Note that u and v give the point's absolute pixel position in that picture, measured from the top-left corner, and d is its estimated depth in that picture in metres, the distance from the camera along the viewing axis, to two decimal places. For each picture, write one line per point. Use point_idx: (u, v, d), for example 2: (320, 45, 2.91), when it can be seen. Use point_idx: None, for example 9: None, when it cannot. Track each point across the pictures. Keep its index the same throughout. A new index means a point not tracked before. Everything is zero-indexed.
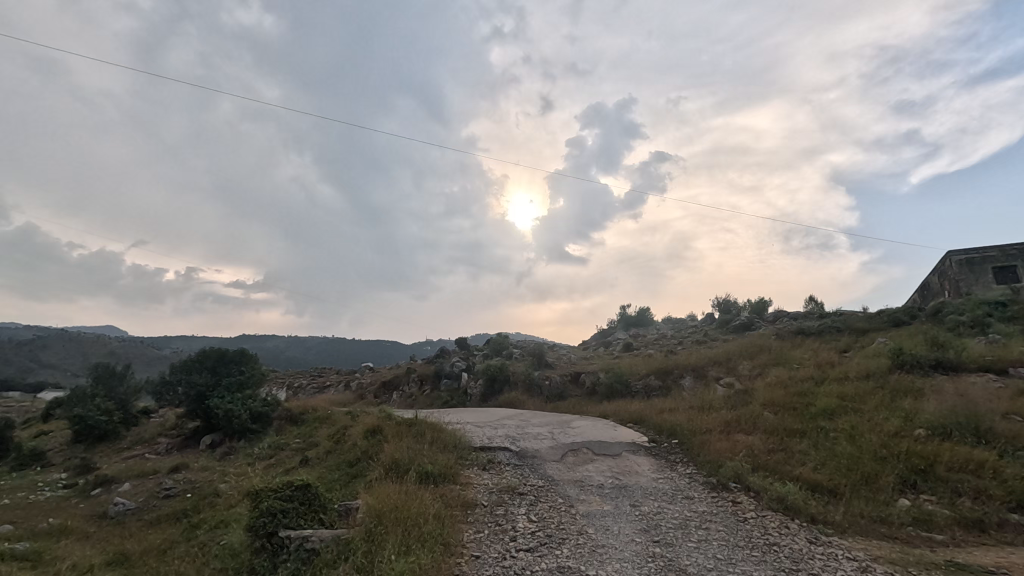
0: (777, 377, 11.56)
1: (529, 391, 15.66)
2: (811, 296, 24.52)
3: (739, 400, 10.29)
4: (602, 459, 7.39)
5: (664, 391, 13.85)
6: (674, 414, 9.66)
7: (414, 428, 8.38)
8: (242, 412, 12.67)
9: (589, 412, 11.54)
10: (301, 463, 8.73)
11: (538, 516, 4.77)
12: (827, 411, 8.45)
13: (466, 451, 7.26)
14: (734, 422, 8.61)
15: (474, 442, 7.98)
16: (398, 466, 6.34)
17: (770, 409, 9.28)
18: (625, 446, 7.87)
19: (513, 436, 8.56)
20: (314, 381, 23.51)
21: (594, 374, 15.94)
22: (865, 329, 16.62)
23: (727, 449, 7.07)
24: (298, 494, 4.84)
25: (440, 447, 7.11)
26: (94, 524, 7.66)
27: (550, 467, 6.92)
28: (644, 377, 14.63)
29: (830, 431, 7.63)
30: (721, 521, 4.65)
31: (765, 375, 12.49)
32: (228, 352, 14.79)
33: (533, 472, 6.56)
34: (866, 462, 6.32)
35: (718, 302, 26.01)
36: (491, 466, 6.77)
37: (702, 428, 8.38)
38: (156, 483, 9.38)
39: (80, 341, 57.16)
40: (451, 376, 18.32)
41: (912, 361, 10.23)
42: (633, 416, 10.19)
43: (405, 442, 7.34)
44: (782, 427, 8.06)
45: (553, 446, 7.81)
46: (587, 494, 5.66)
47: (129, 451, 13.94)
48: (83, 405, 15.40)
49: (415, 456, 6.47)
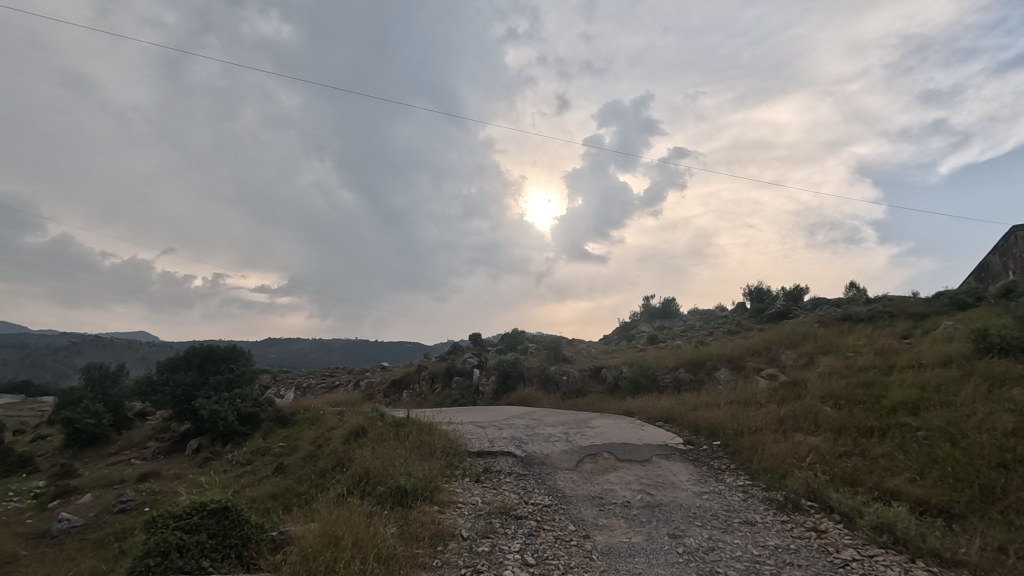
0: (831, 366, 9.90)
1: (544, 387, 14.22)
2: (853, 282, 22.46)
3: (789, 394, 8.69)
4: (628, 467, 5.93)
5: (696, 384, 12.29)
6: (713, 410, 8.13)
7: (400, 430, 7.05)
8: (229, 413, 11.58)
9: (612, 409, 10.06)
10: (275, 473, 7.50)
11: (537, 557, 3.35)
12: (907, 405, 6.84)
13: (457, 459, 5.86)
14: (787, 419, 7.07)
15: (470, 447, 6.58)
16: (367, 481, 5.01)
17: (830, 403, 7.68)
18: (655, 451, 6.40)
19: (519, 439, 7.16)
20: (322, 381, 22.46)
21: (616, 369, 14.44)
22: (924, 313, 14.69)
23: (788, 452, 5.53)
24: (207, 522, 3.55)
25: (425, 453, 5.75)
26: (29, 546, 6.60)
27: (562, 478, 5.47)
28: (673, 370, 13.08)
29: (918, 430, 6.02)
30: (809, 569, 3.17)
31: (814, 365, 10.82)
32: (217, 348, 13.71)
33: (539, 485, 5.13)
34: (985, 471, 4.73)
35: (750, 290, 24.10)
36: (486, 477, 5.39)
37: (749, 426, 6.85)
38: (117, 494, 8.31)
39: (107, 342, 58.20)
40: (462, 373, 16.99)
41: (1001, 344, 8.49)
42: (663, 413, 8.66)
43: (383, 447, 6.01)
44: (853, 424, 6.46)
45: (566, 451, 6.38)
46: (608, 517, 4.22)
47: (114, 457, 12.99)
48: (71, 409, 14.59)
49: (389, 466, 5.13)
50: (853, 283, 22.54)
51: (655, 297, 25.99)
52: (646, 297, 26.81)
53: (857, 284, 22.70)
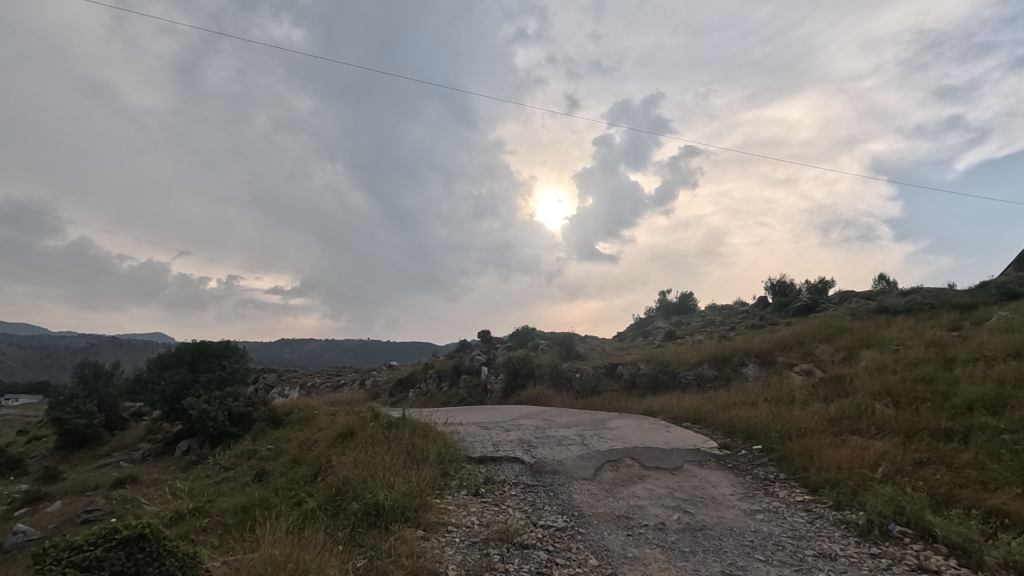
0: (877, 360, 8.86)
1: (556, 385, 13.30)
2: (883, 273, 21.21)
3: (834, 391, 7.67)
4: (656, 476, 4.99)
5: (721, 381, 11.30)
6: (747, 410, 7.14)
7: (392, 431, 6.20)
8: (219, 413, 10.82)
9: (630, 408, 9.13)
10: (254, 481, 6.68)
11: None
12: (984, 403, 5.81)
13: (454, 468, 4.97)
14: (839, 420, 6.07)
15: (471, 451, 5.69)
16: (342, 499, 4.15)
17: (887, 401, 6.66)
18: (686, 458, 5.46)
19: (528, 442, 6.25)
20: (327, 380, 21.76)
21: (633, 366, 13.47)
22: (970, 304, 13.48)
23: (852, 459, 4.55)
24: (113, 556, 2.70)
25: (415, 459, 4.86)
26: None
27: (578, 491, 4.54)
28: (696, 367, 12.07)
29: (1005, 433, 5.01)
30: None
31: (855, 360, 9.75)
32: (208, 344, 13.02)
33: (550, 500, 4.22)
34: None
35: (772, 284, 22.89)
36: (487, 490, 4.48)
37: (795, 428, 5.86)
38: (88, 501, 7.59)
39: (120, 342, 58.49)
40: (470, 372, 16.11)
41: None
42: (689, 414, 7.69)
43: (367, 452, 5.13)
44: (922, 426, 5.45)
45: (582, 458, 5.45)
46: (639, 546, 3.33)
47: (103, 459, 12.34)
48: (62, 409, 14.01)
49: (369, 476, 4.27)
50: (882, 275, 21.29)
51: (671, 291, 24.84)
52: (662, 291, 25.68)
53: (887, 276, 21.43)
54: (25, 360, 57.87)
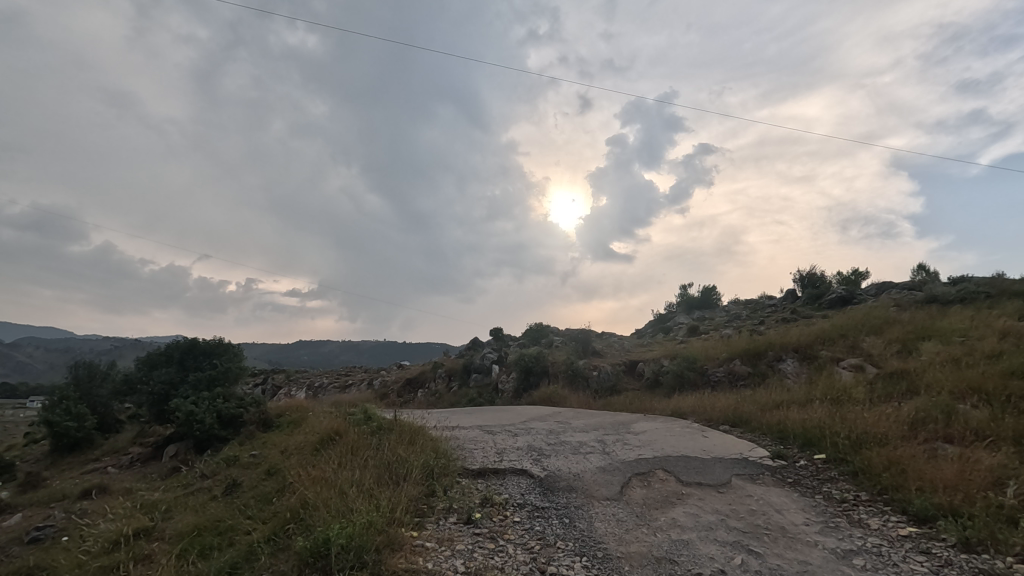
0: (945, 353, 7.63)
1: (572, 384, 12.22)
2: (923, 264, 19.69)
3: (900, 389, 6.50)
4: (699, 495, 3.92)
5: (756, 379, 10.15)
6: (798, 411, 6.02)
7: (377, 438, 5.21)
8: (207, 415, 9.97)
9: (656, 409, 8.08)
10: (221, 495, 5.76)
11: None
12: None
13: (444, 484, 3.98)
14: (922, 423, 4.92)
15: (468, 463, 4.68)
16: (291, 534, 3.17)
17: (973, 401, 5.48)
18: (736, 472, 4.36)
19: (538, 450, 5.22)
20: (334, 381, 21.01)
21: (655, 363, 12.37)
22: None
23: (969, 475, 3.44)
24: None
25: (394, 475, 3.87)
26: None
27: (601, 516, 3.50)
28: (726, 362, 10.92)
29: None
30: None
31: (914, 353, 8.52)
32: (200, 342, 12.25)
33: (565, 532, 3.18)
34: None
35: (801, 276, 21.45)
36: (483, 516, 3.46)
37: (867, 433, 4.72)
38: (47, 515, 6.77)
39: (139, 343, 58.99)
40: (480, 371, 15.13)
41: None
42: (728, 415, 6.58)
43: (339, 465, 4.17)
44: None
45: (603, 470, 4.40)
46: None
47: (91, 465, 11.62)
48: (53, 411, 13.39)
49: (328, 499, 3.28)
50: (922, 265, 19.75)
51: (692, 286, 23.53)
52: (682, 285, 24.37)
53: (927, 267, 19.90)
54: (49, 362, 58.85)
